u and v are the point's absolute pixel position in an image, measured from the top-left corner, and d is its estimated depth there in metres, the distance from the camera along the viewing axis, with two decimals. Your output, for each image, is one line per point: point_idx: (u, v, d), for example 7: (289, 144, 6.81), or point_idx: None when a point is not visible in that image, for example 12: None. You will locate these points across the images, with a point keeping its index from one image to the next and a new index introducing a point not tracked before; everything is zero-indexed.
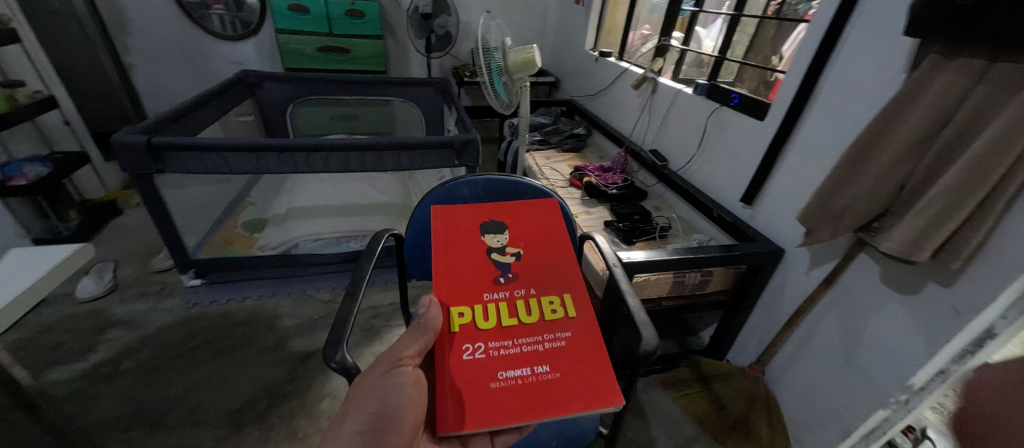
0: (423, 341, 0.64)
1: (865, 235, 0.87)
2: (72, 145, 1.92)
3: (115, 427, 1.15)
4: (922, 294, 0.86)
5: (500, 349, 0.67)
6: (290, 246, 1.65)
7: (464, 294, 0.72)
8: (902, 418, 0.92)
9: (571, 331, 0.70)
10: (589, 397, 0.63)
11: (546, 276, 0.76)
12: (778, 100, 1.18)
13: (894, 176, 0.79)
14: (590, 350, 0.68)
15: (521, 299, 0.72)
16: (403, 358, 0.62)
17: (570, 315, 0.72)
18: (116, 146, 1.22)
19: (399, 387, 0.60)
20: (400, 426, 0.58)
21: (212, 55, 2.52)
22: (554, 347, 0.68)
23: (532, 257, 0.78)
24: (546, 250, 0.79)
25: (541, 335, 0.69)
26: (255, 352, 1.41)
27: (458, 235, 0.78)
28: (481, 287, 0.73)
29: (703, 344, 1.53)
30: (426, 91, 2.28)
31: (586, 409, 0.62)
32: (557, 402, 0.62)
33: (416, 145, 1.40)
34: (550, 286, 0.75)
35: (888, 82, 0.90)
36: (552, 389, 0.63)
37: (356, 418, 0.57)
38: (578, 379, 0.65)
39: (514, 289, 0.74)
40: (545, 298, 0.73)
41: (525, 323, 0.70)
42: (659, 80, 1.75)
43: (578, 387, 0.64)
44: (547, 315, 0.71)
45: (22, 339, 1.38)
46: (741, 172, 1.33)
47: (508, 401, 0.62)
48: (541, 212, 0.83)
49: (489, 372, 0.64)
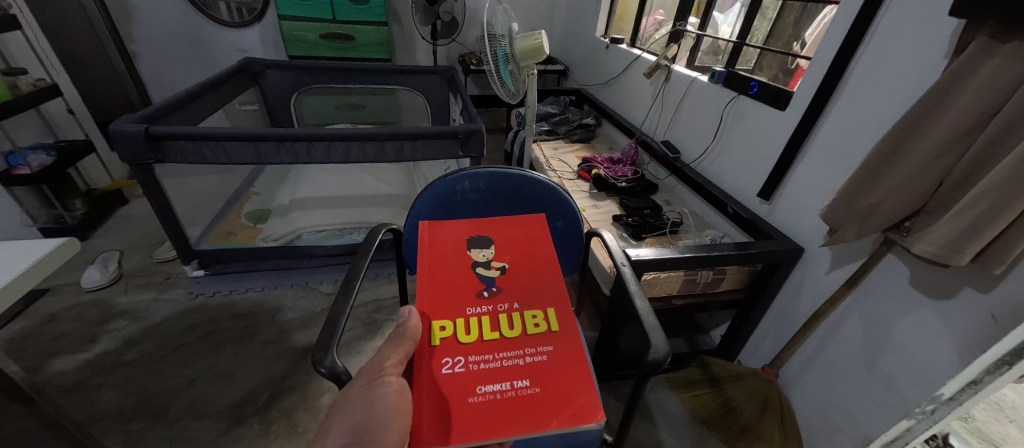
0: (403, 350, 0.60)
1: (895, 234, 0.81)
2: (77, 134, 1.91)
3: (117, 419, 1.15)
4: (956, 300, 0.80)
5: (480, 363, 0.62)
6: (294, 238, 1.63)
7: (447, 306, 0.68)
8: (926, 429, 0.85)
9: (554, 345, 0.66)
10: (567, 413, 0.58)
11: (531, 290, 0.73)
12: (802, 89, 1.11)
13: (932, 172, 0.73)
14: (573, 365, 0.63)
15: (504, 313, 0.68)
16: (385, 368, 0.58)
17: (552, 329, 0.67)
18: (115, 134, 1.19)
19: (383, 397, 0.54)
20: (385, 437, 0.51)
21: (217, 43, 2.50)
22: (535, 362, 0.63)
23: (517, 271, 0.75)
24: (530, 265, 0.76)
25: (523, 349, 0.65)
26: (257, 344, 1.40)
27: (445, 249, 0.76)
28: (463, 300, 0.69)
29: (714, 343, 1.48)
30: (431, 79, 2.23)
31: (564, 426, 0.56)
32: (537, 419, 0.57)
33: (418, 136, 1.35)
34: (535, 301, 0.71)
35: (926, 69, 0.82)
36: (531, 403, 0.58)
37: (337, 431, 0.50)
38: (559, 394, 0.60)
39: (497, 303, 0.70)
40: (529, 311, 0.69)
41: (506, 337, 0.65)
42: (672, 68, 1.67)
43: (559, 403, 0.59)
44: (529, 329, 0.67)
45: (28, 328, 1.38)
46: (759, 165, 1.26)
47: (485, 417, 0.57)
48: (529, 228, 0.81)
49: (467, 386, 0.60)
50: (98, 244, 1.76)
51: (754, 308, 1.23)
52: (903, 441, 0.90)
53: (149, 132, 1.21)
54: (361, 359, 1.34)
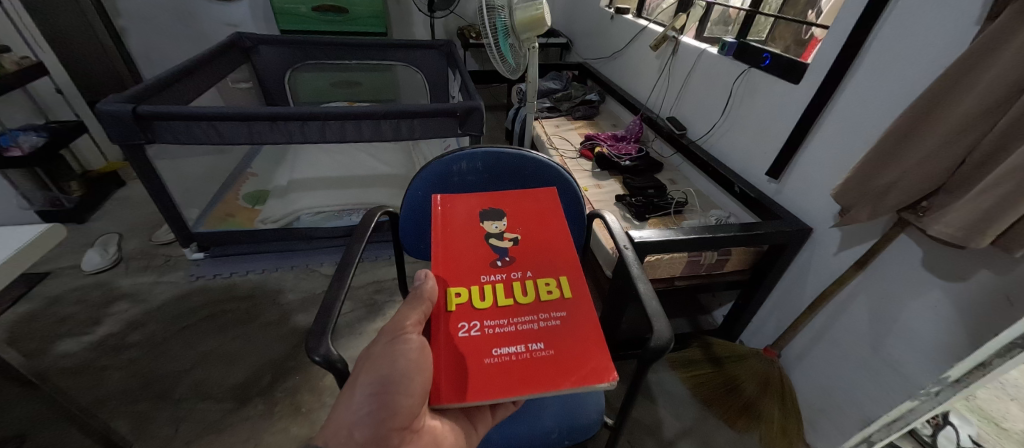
0: (422, 310, 0.59)
1: (911, 215, 0.78)
2: (68, 114, 1.87)
3: (122, 400, 1.16)
4: (970, 282, 0.77)
5: (495, 328, 0.61)
6: (292, 219, 1.61)
7: (462, 274, 0.66)
8: (930, 409, 0.86)
9: (568, 310, 0.64)
10: (581, 374, 0.56)
11: (545, 259, 0.70)
12: (818, 61, 1.05)
13: (953, 150, 0.69)
14: (588, 329, 0.62)
15: (518, 280, 0.66)
16: (406, 327, 0.57)
17: (566, 295, 0.65)
18: (101, 114, 1.15)
19: (404, 354, 0.54)
20: (408, 387, 0.52)
21: (205, 17, 2.41)
22: (549, 326, 0.62)
23: (530, 241, 0.72)
24: (542, 235, 0.73)
25: (537, 314, 0.63)
26: (260, 326, 1.40)
27: (457, 222, 0.73)
28: (477, 269, 0.67)
29: (717, 323, 1.48)
30: (429, 54, 2.15)
31: (578, 386, 0.55)
32: (550, 380, 0.56)
33: (415, 112, 1.30)
34: (548, 268, 0.68)
35: (955, 39, 0.77)
36: (544, 365, 0.57)
37: (365, 382, 0.52)
38: (572, 356, 0.58)
39: (510, 270, 0.67)
40: (543, 278, 0.67)
41: (521, 304, 0.64)
42: (680, 39, 1.60)
43: (573, 364, 0.57)
44: (542, 295, 0.65)
45: (31, 311, 1.39)
46: (770, 143, 1.22)
47: (501, 378, 0.56)
48: (540, 201, 0.78)
49: (483, 348, 0.58)
50: (97, 227, 1.75)
51: (758, 288, 1.21)
52: (903, 422, 0.91)
53: (137, 112, 1.17)
54: (363, 340, 1.35)
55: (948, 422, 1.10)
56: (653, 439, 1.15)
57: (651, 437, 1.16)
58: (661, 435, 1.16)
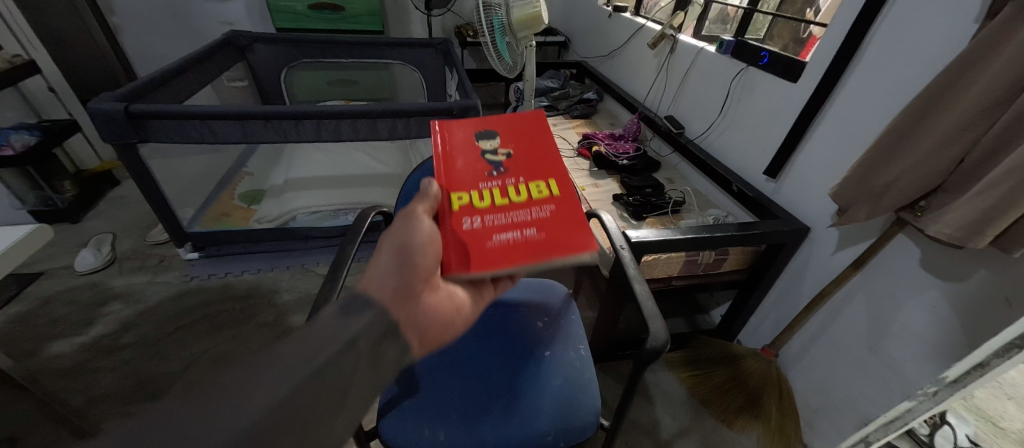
0: (429, 203, 0.63)
1: (909, 215, 0.78)
2: (62, 113, 1.86)
3: (114, 402, 1.15)
4: (967, 282, 0.77)
5: (493, 221, 0.63)
6: (288, 219, 1.60)
7: (458, 180, 0.66)
8: (928, 409, 0.86)
9: (558, 203, 0.66)
10: (568, 249, 0.62)
11: (540, 161, 0.69)
12: (817, 60, 1.05)
13: (952, 150, 0.68)
14: (575, 215, 0.65)
15: (512, 184, 0.66)
16: (417, 211, 0.62)
17: (555, 193, 0.66)
18: (92, 112, 1.14)
19: (415, 233, 0.59)
20: (423, 255, 0.58)
21: (200, 15, 2.39)
22: (542, 216, 0.64)
23: (522, 152, 0.69)
24: (533, 147, 0.71)
25: (530, 209, 0.65)
26: (255, 326, 1.39)
27: (448, 139, 0.69)
28: (471, 177, 0.66)
29: (715, 323, 1.47)
30: (426, 52, 2.14)
31: (565, 257, 0.61)
32: (543, 257, 0.61)
33: (411, 111, 1.29)
34: (539, 171, 0.68)
35: (954, 38, 0.76)
36: (538, 246, 0.62)
37: (387, 248, 0.57)
38: (561, 238, 0.62)
39: (507, 176, 0.67)
40: (539, 177, 0.67)
41: (517, 200, 0.65)
42: (678, 38, 1.59)
43: (562, 242, 0.62)
44: (535, 194, 0.66)
45: (23, 312, 1.37)
46: (768, 142, 1.21)
47: (500, 256, 0.60)
48: (528, 122, 0.73)
49: (482, 236, 0.62)
50: (91, 227, 1.74)
51: (755, 288, 1.21)
52: (902, 422, 0.91)
53: (130, 110, 1.15)
54: None
55: (947, 421, 1.10)
56: (650, 439, 1.14)
57: (648, 437, 1.15)
58: (658, 435, 1.15)
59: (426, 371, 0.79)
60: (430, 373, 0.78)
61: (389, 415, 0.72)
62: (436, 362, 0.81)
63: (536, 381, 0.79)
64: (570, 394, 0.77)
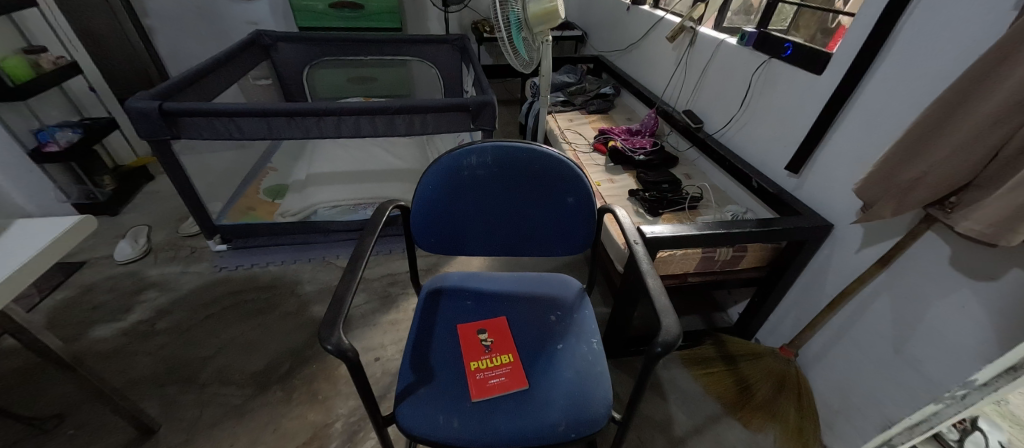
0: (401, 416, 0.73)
1: (938, 211, 0.76)
2: (101, 111, 1.97)
3: (150, 384, 1.21)
4: (1001, 282, 0.74)
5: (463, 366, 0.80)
6: (310, 213, 1.67)
7: (450, 351, 0.83)
8: (955, 414, 0.78)
9: (511, 365, 0.81)
10: (508, 387, 0.77)
11: (518, 340, 0.86)
12: (844, 50, 1.01)
13: (987, 142, 0.66)
14: (518, 376, 0.79)
15: (485, 357, 0.82)
16: None
17: (509, 360, 0.82)
18: (129, 111, 1.20)
19: None
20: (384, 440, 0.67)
21: (226, 15, 2.46)
22: (496, 372, 0.79)
23: (500, 341, 0.86)
24: (504, 339, 0.86)
25: (490, 364, 0.81)
26: (280, 316, 1.45)
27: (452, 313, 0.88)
28: (460, 351, 0.83)
29: (732, 321, 1.45)
30: (443, 49, 2.15)
31: (504, 393, 0.76)
32: (490, 389, 0.76)
33: (429, 107, 1.31)
34: (505, 349, 0.84)
35: (990, 29, 0.73)
36: (487, 384, 0.77)
37: None
38: (508, 379, 0.78)
39: (482, 350, 0.83)
40: (516, 349, 0.84)
41: (485, 360, 0.81)
42: (698, 30, 1.56)
43: (506, 384, 0.78)
44: (496, 361, 0.81)
45: (68, 298, 1.46)
46: (791, 135, 1.18)
47: (494, 387, 0.77)
48: (504, 325, 0.89)
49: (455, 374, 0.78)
50: (128, 219, 1.83)
51: (774, 286, 1.19)
52: (928, 425, 0.83)
53: (163, 108, 1.21)
54: (376, 331, 1.38)
55: (977, 427, 1.05)
56: (664, 436, 1.14)
57: (661, 434, 1.14)
58: (671, 432, 1.14)
59: (441, 361, 0.81)
60: (445, 363, 0.81)
61: (405, 401, 0.74)
62: (451, 354, 0.82)
63: (548, 373, 0.79)
64: (583, 385, 0.77)
